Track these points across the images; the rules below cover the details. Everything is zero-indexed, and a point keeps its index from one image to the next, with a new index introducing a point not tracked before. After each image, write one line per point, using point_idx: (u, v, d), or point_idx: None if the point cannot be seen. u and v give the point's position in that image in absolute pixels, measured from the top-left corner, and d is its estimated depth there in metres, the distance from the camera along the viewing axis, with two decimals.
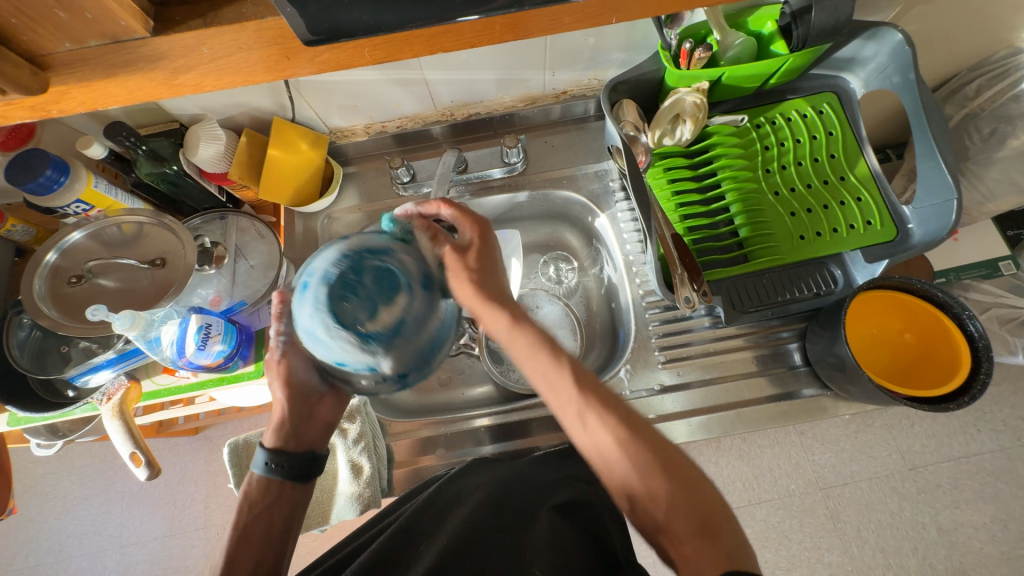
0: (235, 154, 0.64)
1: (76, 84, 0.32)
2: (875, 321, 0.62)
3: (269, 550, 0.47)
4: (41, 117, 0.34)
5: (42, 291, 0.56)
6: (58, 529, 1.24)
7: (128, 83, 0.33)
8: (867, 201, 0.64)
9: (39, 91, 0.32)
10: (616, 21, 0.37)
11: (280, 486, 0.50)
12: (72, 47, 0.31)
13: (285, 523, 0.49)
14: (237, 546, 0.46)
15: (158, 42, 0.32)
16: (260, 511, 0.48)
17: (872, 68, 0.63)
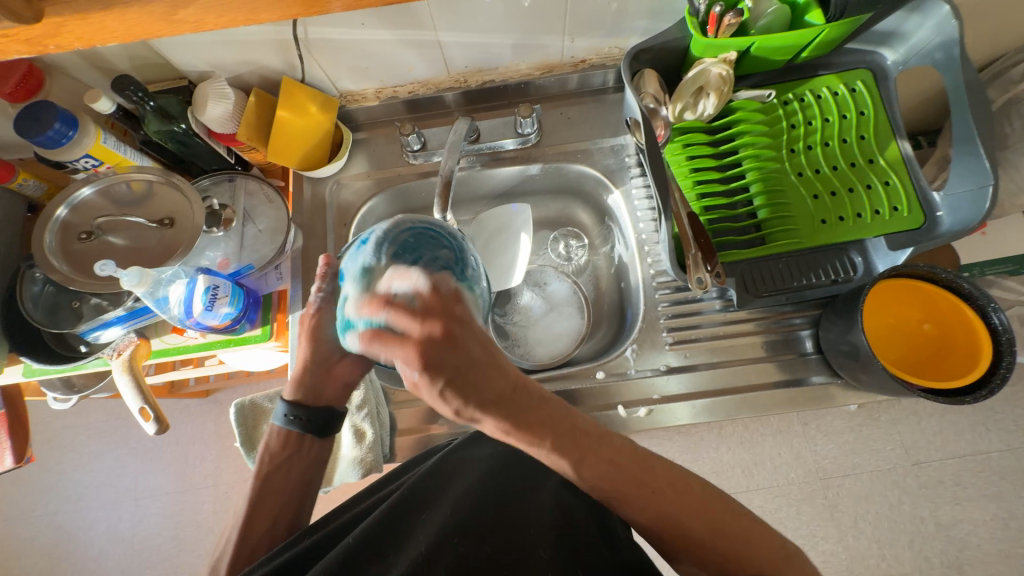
0: (242, 114, 0.62)
1: (71, 16, 0.32)
2: (893, 310, 0.60)
3: (291, 499, 0.54)
4: (35, 51, 0.34)
5: (52, 245, 0.57)
6: (76, 480, 1.29)
7: (132, 21, 0.33)
8: (895, 185, 0.61)
9: (29, 20, 0.31)
10: None
11: (298, 443, 0.55)
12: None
13: (303, 477, 0.55)
14: (259, 493, 0.52)
15: None
16: (278, 466, 0.54)
17: (913, 43, 0.59)
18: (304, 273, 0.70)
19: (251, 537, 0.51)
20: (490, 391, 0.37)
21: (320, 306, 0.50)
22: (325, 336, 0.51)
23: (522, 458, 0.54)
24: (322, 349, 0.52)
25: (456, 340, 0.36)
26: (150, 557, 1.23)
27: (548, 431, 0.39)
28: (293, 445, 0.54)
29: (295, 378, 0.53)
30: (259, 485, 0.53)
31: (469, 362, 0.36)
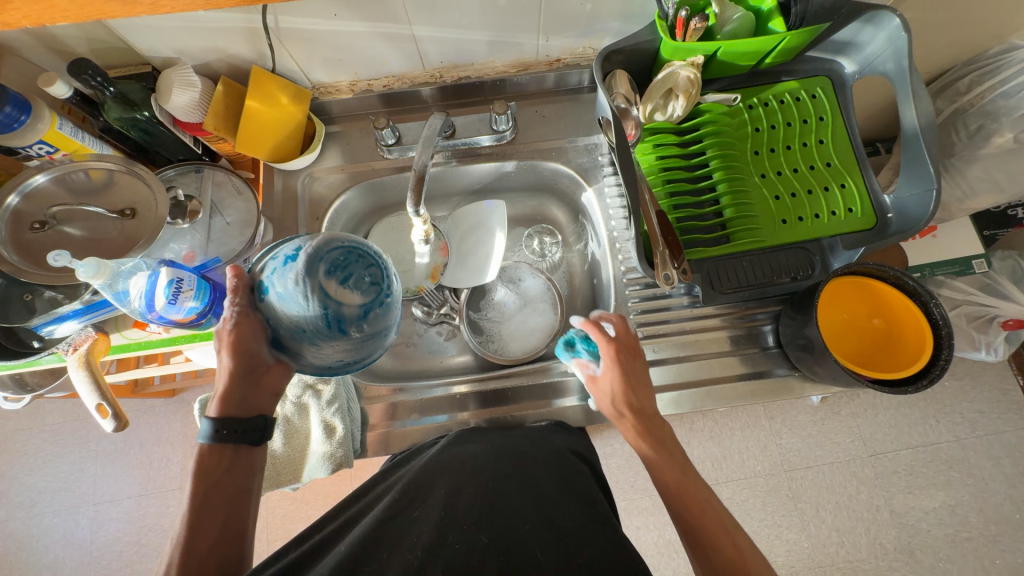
0: (210, 102, 0.61)
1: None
2: (846, 306, 0.63)
3: (234, 515, 0.44)
4: None
5: (2, 235, 0.54)
6: (30, 485, 1.23)
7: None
8: (850, 188, 0.64)
9: None
10: None
11: (239, 457, 0.45)
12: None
13: (244, 498, 0.45)
14: (195, 522, 0.42)
15: None
16: (217, 485, 0.44)
17: (867, 54, 0.63)
18: None
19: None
20: (648, 412, 0.51)
21: (238, 318, 0.44)
22: (255, 344, 0.45)
23: (510, 450, 0.56)
24: (252, 354, 0.45)
25: (631, 365, 0.53)
26: (110, 563, 1.18)
27: (666, 459, 0.49)
28: (233, 459, 0.45)
29: (220, 391, 0.45)
30: (191, 511, 0.42)
31: (635, 386, 0.52)
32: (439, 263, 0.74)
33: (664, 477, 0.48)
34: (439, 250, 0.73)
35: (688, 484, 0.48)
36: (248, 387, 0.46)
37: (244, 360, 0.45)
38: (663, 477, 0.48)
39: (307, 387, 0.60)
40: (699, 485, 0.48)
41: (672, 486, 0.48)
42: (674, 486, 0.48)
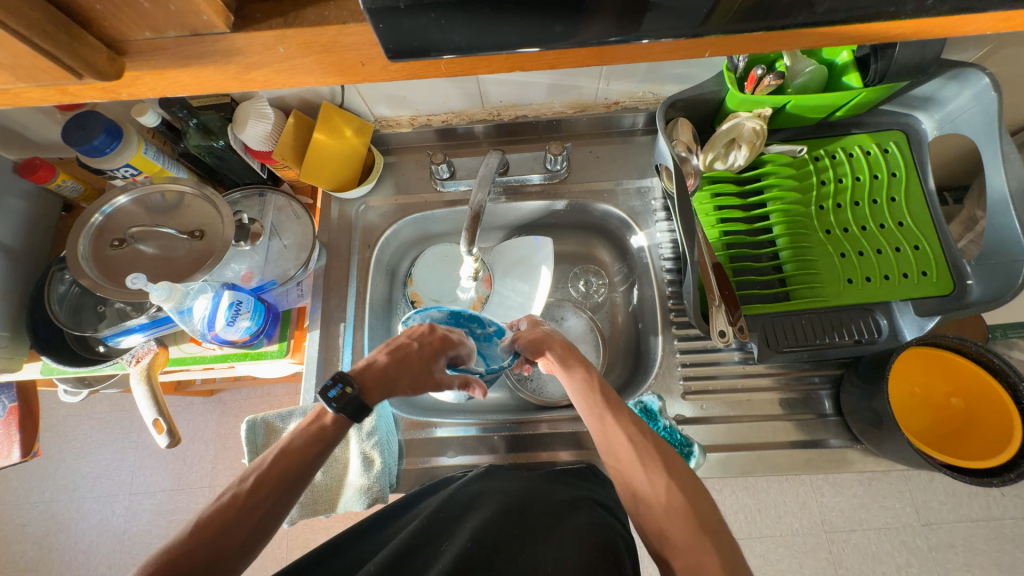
0: (280, 134, 0.64)
1: (149, 73, 0.25)
2: (919, 379, 0.59)
3: (257, 512, 0.41)
4: (113, 100, 0.27)
5: (85, 251, 0.57)
6: (74, 469, 1.29)
7: (203, 75, 0.26)
8: (924, 250, 0.60)
9: (113, 80, 0.25)
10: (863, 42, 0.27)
11: (306, 476, 0.44)
12: (149, 36, 0.24)
13: (272, 527, 0.41)
14: (226, 519, 0.39)
15: (241, 41, 0.24)
16: (269, 497, 0.41)
17: (950, 110, 0.59)
18: (324, 291, 0.70)
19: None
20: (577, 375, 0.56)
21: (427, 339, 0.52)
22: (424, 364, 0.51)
23: (540, 496, 0.51)
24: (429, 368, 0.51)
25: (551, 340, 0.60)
26: (139, 554, 1.21)
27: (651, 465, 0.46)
28: (300, 475, 0.43)
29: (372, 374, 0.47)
30: (234, 502, 0.40)
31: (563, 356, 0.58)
32: (482, 295, 0.73)
33: (628, 456, 0.48)
34: (484, 281, 0.73)
35: (661, 471, 0.46)
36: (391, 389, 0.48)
37: (421, 365, 0.50)
38: (629, 456, 0.47)
39: None
40: (685, 478, 0.45)
41: (641, 470, 0.46)
42: (640, 471, 0.46)
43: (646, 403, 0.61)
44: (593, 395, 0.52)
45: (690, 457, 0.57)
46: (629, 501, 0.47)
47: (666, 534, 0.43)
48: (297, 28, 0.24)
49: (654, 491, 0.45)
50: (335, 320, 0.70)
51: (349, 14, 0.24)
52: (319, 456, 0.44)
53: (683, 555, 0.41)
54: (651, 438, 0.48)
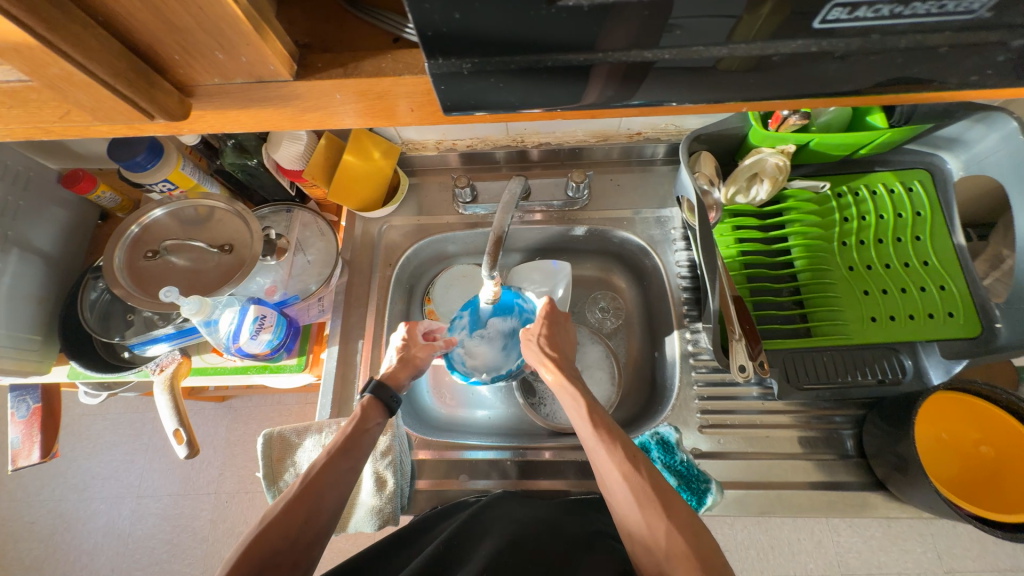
0: (312, 155, 0.66)
1: (212, 111, 0.29)
2: (947, 425, 0.57)
3: (299, 522, 0.43)
4: (172, 133, 0.31)
5: (120, 262, 0.57)
6: (84, 469, 1.31)
7: (261, 115, 0.29)
8: (951, 291, 0.59)
9: (180, 117, 0.28)
10: (870, 102, 0.28)
11: (359, 452, 0.49)
12: (218, 81, 0.27)
13: (336, 504, 0.46)
14: (295, 499, 0.44)
15: (302, 88, 0.27)
16: (328, 472, 0.46)
17: (976, 151, 0.59)
18: (345, 307, 0.72)
19: (253, 561, 0.40)
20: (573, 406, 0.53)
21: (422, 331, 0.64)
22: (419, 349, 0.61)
23: (555, 525, 0.51)
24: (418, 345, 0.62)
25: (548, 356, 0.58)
26: (141, 559, 1.21)
27: (654, 507, 0.43)
28: (352, 450, 0.49)
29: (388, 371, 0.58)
30: (275, 522, 0.42)
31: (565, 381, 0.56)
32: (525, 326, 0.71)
33: (623, 496, 0.45)
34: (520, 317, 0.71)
35: (660, 513, 0.43)
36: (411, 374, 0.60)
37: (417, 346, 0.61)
38: (624, 496, 0.45)
39: None
40: (684, 518, 0.42)
41: (638, 512, 0.44)
42: (637, 513, 0.44)
43: (662, 435, 0.60)
44: (587, 427, 0.51)
45: (706, 495, 0.56)
46: (627, 542, 0.45)
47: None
48: (355, 79, 0.26)
49: (653, 536, 0.42)
50: (354, 336, 0.71)
51: (404, 67, 0.26)
52: (365, 433, 0.51)
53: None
54: (648, 476, 0.46)
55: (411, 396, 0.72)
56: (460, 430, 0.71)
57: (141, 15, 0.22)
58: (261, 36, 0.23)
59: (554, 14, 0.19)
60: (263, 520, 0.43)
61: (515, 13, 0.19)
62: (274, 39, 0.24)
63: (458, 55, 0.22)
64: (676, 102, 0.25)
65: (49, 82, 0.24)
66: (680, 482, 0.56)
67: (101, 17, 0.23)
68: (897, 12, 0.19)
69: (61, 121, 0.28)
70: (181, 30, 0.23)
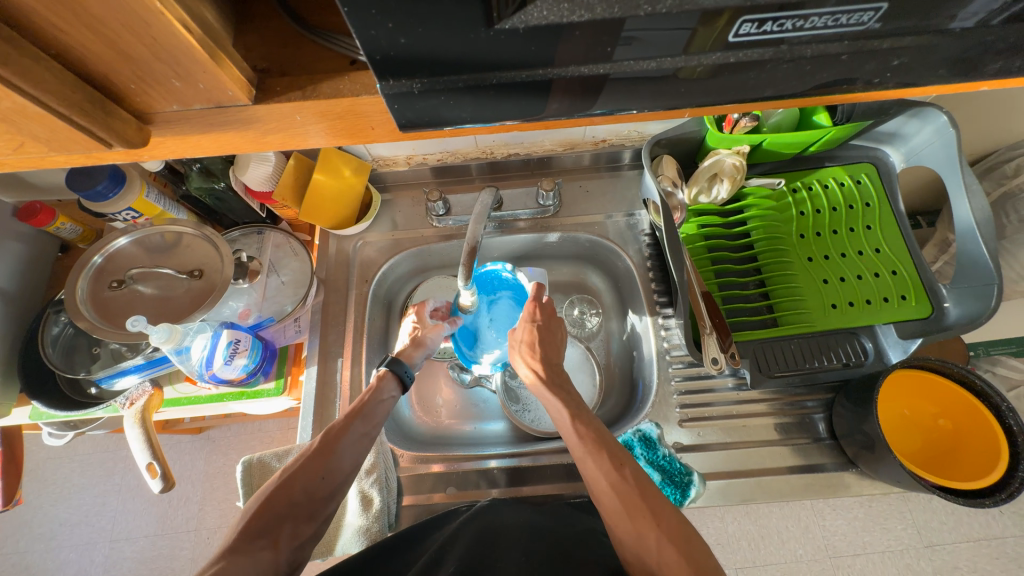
0: (281, 175, 0.66)
1: (174, 137, 0.29)
2: (908, 401, 0.61)
3: (318, 475, 0.47)
4: (132, 160, 0.31)
5: (83, 293, 0.56)
6: (51, 516, 1.23)
7: (224, 138, 0.30)
8: (902, 275, 0.62)
9: (140, 144, 0.28)
10: (803, 104, 0.30)
11: (374, 420, 0.54)
12: (176, 107, 0.27)
13: (350, 465, 0.50)
14: (316, 455, 0.48)
15: (261, 111, 0.27)
16: (347, 435, 0.51)
17: (914, 144, 0.63)
18: (322, 327, 0.71)
19: (277, 506, 0.44)
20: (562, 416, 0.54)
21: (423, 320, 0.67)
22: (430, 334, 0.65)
23: (544, 529, 0.51)
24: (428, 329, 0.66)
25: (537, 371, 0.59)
26: None
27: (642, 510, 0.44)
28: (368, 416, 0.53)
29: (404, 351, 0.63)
30: (297, 473, 0.47)
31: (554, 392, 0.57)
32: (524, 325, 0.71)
33: (612, 505, 0.46)
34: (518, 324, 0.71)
35: (650, 521, 0.43)
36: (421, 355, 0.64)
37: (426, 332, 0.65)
38: (614, 506, 0.46)
39: None
40: (673, 524, 0.43)
41: (629, 522, 0.44)
42: (627, 524, 0.44)
43: (644, 431, 0.62)
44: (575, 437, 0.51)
45: (690, 487, 0.57)
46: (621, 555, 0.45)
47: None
48: (314, 101, 0.27)
49: (645, 546, 0.42)
50: (333, 355, 0.70)
51: (362, 87, 0.27)
52: (380, 403, 0.56)
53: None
54: (637, 485, 0.46)
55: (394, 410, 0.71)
56: (446, 443, 0.71)
57: (95, 47, 0.23)
58: (217, 63, 0.24)
59: (493, 36, 0.21)
60: (285, 471, 0.47)
61: (459, 33, 0.20)
62: (231, 65, 0.25)
63: (408, 76, 0.23)
64: (624, 112, 0.27)
65: (2, 116, 0.24)
66: (664, 477, 0.58)
67: (54, 49, 0.23)
68: (799, 26, 0.22)
69: (15, 153, 0.28)
70: (136, 60, 0.23)
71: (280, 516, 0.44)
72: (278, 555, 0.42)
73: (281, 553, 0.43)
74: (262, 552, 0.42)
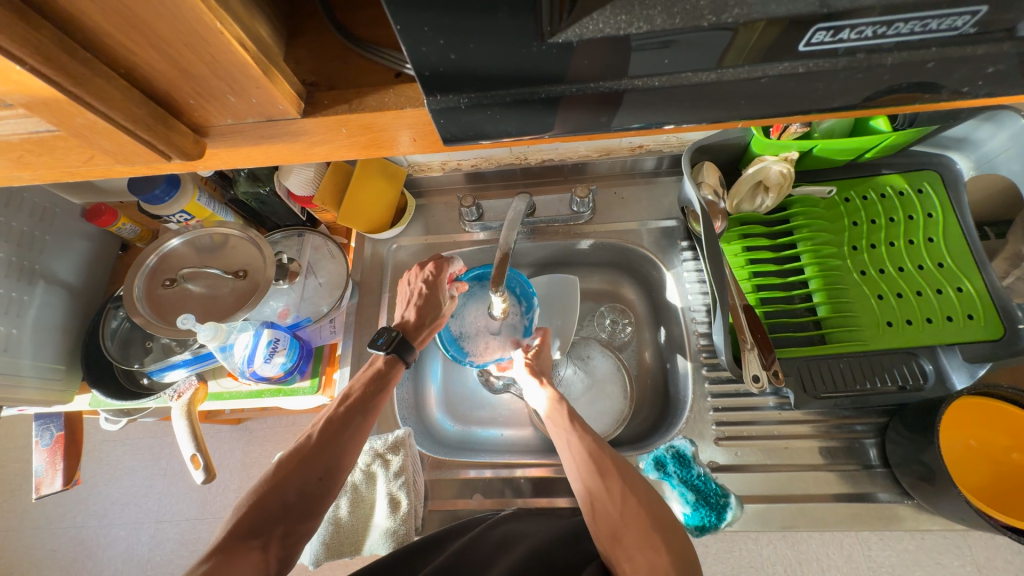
0: (322, 180, 0.68)
1: (227, 148, 0.30)
2: (975, 432, 0.56)
3: (311, 474, 0.50)
4: (189, 170, 0.33)
5: (140, 291, 0.59)
6: (105, 495, 1.32)
7: (273, 150, 0.31)
8: (969, 292, 0.57)
9: (196, 156, 0.30)
10: (870, 113, 0.28)
11: (369, 416, 0.55)
12: (231, 121, 0.28)
13: (344, 464, 0.52)
14: (312, 454, 0.51)
15: (310, 124, 0.28)
16: (341, 434, 0.52)
17: (986, 151, 0.58)
18: (356, 328, 0.73)
19: (270, 506, 0.47)
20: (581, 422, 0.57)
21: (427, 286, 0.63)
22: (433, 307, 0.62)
23: (569, 543, 0.50)
24: (433, 296, 0.62)
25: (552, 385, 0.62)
26: None
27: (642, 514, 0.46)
28: (365, 410, 0.55)
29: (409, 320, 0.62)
30: (288, 476, 0.49)
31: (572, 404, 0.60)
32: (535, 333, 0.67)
33: (615, 508, 0.47)
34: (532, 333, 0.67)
35: (619, 480, 0.49)
36: (422, 326, 0.62)
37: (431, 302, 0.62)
38: (587, 464, 0.51)
39: (375, 454, 0.61)
40: (672, 539, 0.45)
41: (627, 526, 0.46)
42: (598, 481, 0.50)
43: (678, 448, 0.59)
44: (590, 442, 0.53)
45: (727, 509, 0.54)
46: (584, 508, 0.50)
47: (620, 534, 0.46)
48: (360, 114, 0.27)
49: (610, 500, 0.48)
50: (366, 356, 0.71)
51: (407, 100, 0.27)
52: (375, 398, 0.56)
53: (635, 556, 0.43)
54: (610, 452, 0.53)
55: (422, 414, 0.72)
56: (475, 448, 0.71)
57: (161, 66, 0.24)
58: (271, 79, 0.25)
59: (545, 50, 0.20)
60: (274, 469, 0.50)
61: (511, 48, 0.20)
62: (282, 80, 0.26)
63: (455, 91, 0.22)
64: (673, 123, 0.26)
65: (76, 132, 0.26)
66: (699, 497, 0.55)
67: (123, 68, 0.24)
68: (880, 33, 0.20)
69: (84, 164, 0.30)
70: (197, 78, 0.24)
71: (273, 514, 0.47)
72: (267, 556, 0.45)
73: (272, 553, 0.45)
74: (251, 552, 0.44)
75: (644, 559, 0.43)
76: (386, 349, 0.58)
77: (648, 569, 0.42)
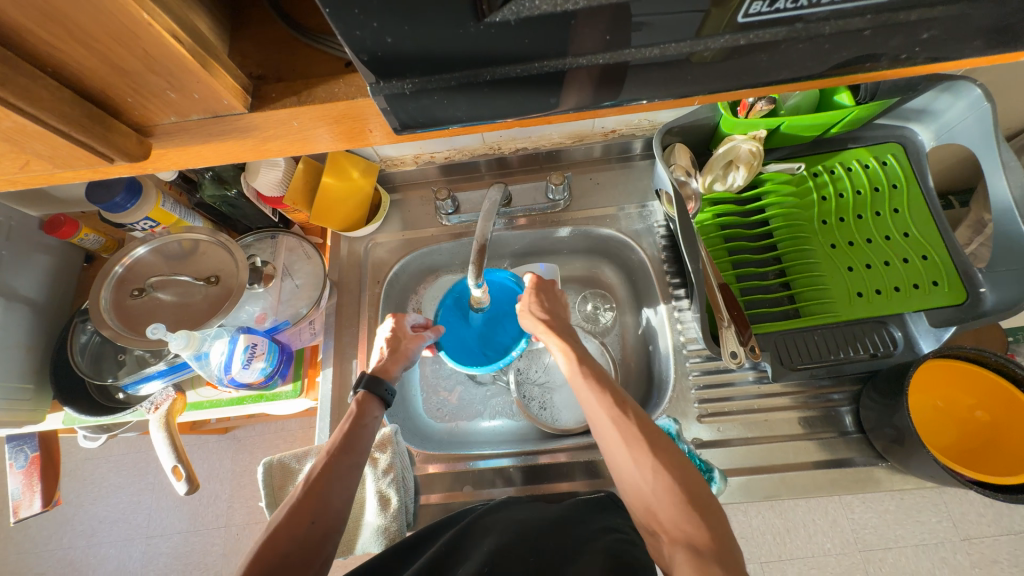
0: (291, 180, 0.66)
1: (177, 149, 0.29)
2: (942, 393, 0.58)
3: (306, 518, 0.45)
4: (137, 173, 0.31)
5: (108, 302, 0.57)
6: (91, 514, 1.29)
7: (223, 147, 0.30)
8: (933, 260, 0.59)
9: (141, 158, 0.29)
10: (823, 85, 0.29)
11: (360, 447, 0.52)
12: (174, 119, 0.27)
13: (342, 505, 0.47)
14: (300, 500, 0.46)
15: (258, 118, 0.27)
16: (332, 471, 0.48)
17: (945, 120, 0.59)
18: (336, 328, 0.72)
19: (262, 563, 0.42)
20: (596, 381, 0.53)
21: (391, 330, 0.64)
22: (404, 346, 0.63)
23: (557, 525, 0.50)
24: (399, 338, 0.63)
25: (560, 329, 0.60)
26: None
27: (679, 494, 0.43)
28: (354, 445, 0.51)
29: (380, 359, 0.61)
30: (284, 522, 0.45)
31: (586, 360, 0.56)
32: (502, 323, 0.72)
33: (646, 480, 0.45)
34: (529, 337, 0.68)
35: (648, 450, 0.46)
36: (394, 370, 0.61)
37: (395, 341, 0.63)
38: (613, 435, 0.48)
39: None
40: (712, 517, 0.41)
41: (666, 499, 0.43)
42: (626, 453, 0.47)
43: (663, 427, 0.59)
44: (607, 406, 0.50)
45: (712, 483, 0.55)
46: (617, 478, 0.48)
47: (654, 510, 0.44)
48: (310, 106, 0.27)
49: (642, 475, 0.45)
50: (348, 356, 0.71)
51: (356, 89, 0.27)
52: (363, 427, 0.53)
53: (672, 531, 0.41)
54: (635, 418, 0.49)
55: (409, 410, 0.72)
56: (464, 441, 0.71)
57: (90, 63, 0.23)
58: (209, 72, 0.24)
59: (484, 30, 0.20)
60: (271, 524, 0.45)
61: (448, 30, 0.20)
62: (223, 73, 0.25)
63: (399, 76, 0.22)
64: (624, 102, 0.26)
65: (5, 136, 0.24)
66: None
67: (49, 67, 0.23)
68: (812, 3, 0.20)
69: (22, 171, 0.29)
70: (131, 74, 0.23)
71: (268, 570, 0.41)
72: None
73: None
74: None
75: (682, 539, 0.40)
76: (358, 388, 0.56)
77: (686, 545, 0.40)
